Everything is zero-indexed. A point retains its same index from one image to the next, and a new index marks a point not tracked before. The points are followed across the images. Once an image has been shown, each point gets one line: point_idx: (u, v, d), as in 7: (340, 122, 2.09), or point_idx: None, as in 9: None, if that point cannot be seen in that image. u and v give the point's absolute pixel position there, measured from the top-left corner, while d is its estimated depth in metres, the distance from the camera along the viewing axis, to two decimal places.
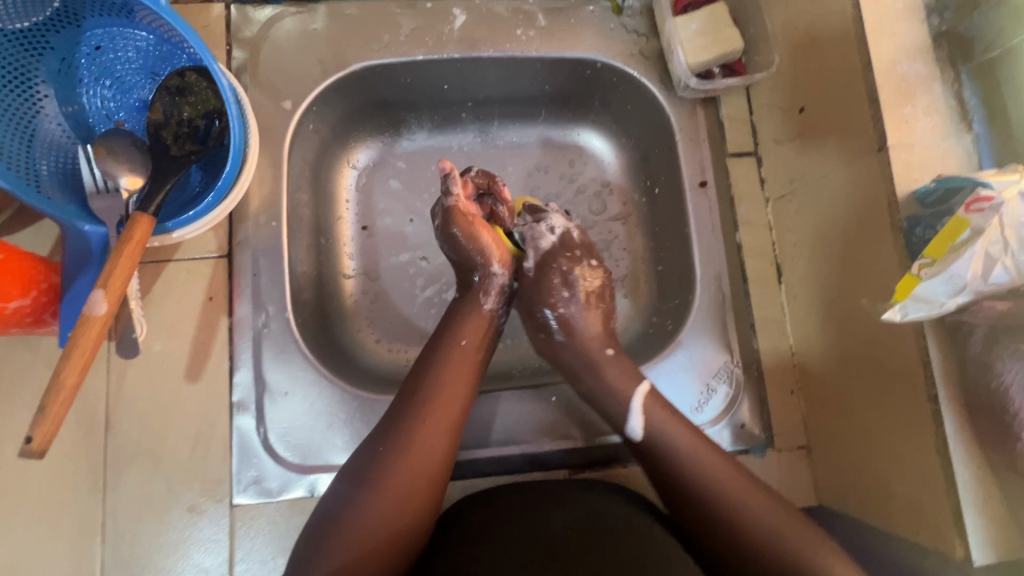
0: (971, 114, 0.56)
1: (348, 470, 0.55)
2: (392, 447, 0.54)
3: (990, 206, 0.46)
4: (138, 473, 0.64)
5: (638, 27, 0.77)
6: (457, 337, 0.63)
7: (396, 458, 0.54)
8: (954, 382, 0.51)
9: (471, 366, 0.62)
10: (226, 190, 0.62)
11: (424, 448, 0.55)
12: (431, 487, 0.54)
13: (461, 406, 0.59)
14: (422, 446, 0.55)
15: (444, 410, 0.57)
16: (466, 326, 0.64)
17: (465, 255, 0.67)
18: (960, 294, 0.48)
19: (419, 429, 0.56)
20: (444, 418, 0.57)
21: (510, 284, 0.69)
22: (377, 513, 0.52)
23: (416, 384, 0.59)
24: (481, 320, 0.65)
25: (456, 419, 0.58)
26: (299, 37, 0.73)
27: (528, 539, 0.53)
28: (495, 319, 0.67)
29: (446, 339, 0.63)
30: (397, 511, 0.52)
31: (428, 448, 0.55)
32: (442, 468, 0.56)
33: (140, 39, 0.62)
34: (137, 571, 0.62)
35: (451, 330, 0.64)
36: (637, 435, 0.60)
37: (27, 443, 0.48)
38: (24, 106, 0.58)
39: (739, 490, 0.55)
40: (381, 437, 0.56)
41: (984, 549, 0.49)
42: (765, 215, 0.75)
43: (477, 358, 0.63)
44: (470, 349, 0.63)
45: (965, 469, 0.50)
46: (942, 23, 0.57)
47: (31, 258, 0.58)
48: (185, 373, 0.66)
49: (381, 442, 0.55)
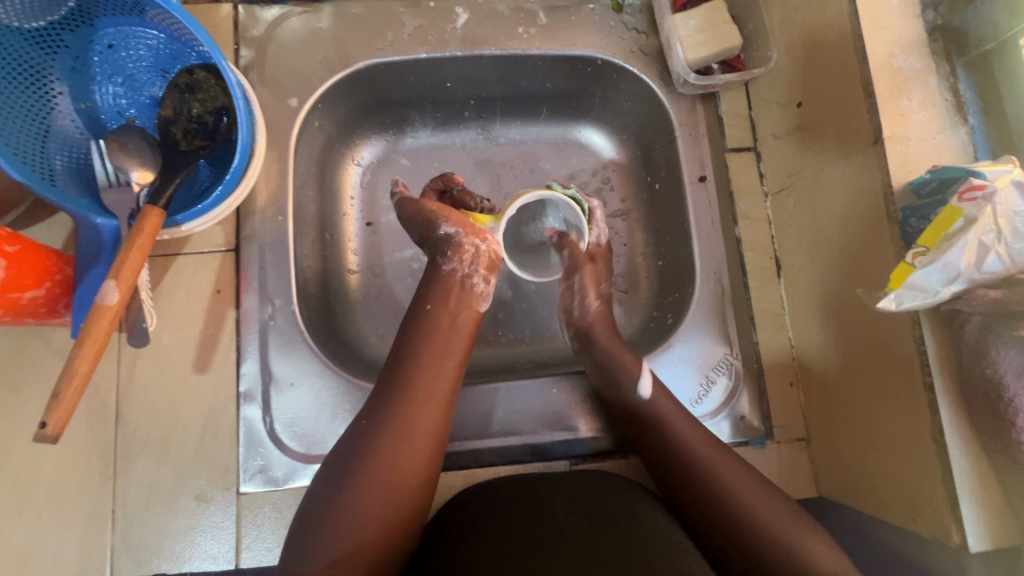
0: (965, 107, 0.57)
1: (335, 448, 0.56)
2: (368, 418, 0.55)
3: (983, 194, 0.47)
4: (148, 461, 0.65)
5: (638, 24, 0.78)
6: (423, 301, 0.63)
7: (375, 428, 0.54)
8: (948, 370, 0.51)
9: (444, 326, 0.61)
10: (233, 184, 0.63)
11: (401, 414, 0.55)
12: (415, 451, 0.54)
13: (435, 366, 0.58)
14: (399, 413, 0.55)
15: (415, 374, 0.57)
16: (435, 290, 0.64)
17: (422, 231, 0.68)
18: (954, 283, 0.48)
19: (392, 397, 0.56)
20: (417, 381, 0.57)
21: (471, 242, 0.65)
22: (366, 482, 0.52)
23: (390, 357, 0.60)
24: (451, 282, 0.64)
25: (431, 380, 0.57)
26: (305, 36, 0.75)
27: (532, 524, 0.54)
28: (465, 279, 0.64)
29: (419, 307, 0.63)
30: (383, 480, 0.52)
31: (403, 411, 0.55)
32: (424, 431, 0.55)
33: (151, 38, 0.64)
34: (146, 557, 0.64)
35: (421, 299, 0.64)
36: (646, 394, 0.64)
37: (41, 428, 0.49)
38: (39, 102, 0.60)
39: (732, 480, 0.57)
40: (361, 412, 0.57)
41: (978, 535, 0.50)
42: (765, 210, 0.76)
43: (447, 320, 0.62)
44: (441, 309, 0.62)
45: (960, 456, 0.51)
46: (937, 17, 0.58)
47: (45, 251, 0.60)
48: (194, 364, 0.67)
49: (361, 418, 0.56)
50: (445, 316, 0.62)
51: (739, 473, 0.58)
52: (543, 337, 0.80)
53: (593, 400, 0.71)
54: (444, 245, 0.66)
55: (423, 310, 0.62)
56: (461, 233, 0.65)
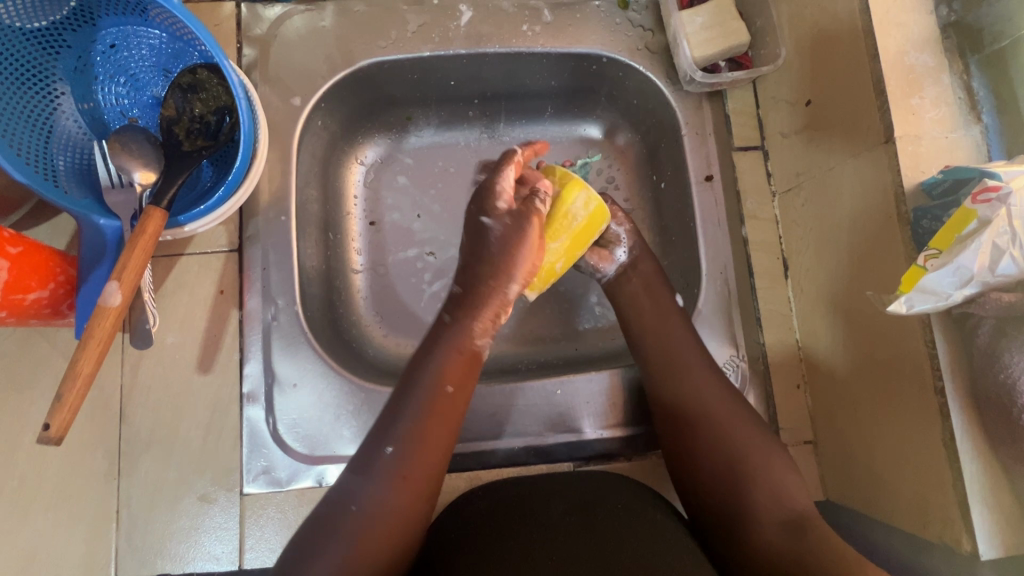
0: (980, 105, 0.55)
1: (320, 532, 0.49)
2: (372, 509, 0.49)
3: (997, 196, 0.46)
4: (151, 462, 0.65)
5: (644, 21, 0.77)
6: (443, 381, 0.55)
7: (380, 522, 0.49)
8: (961, 374, 0.50)
9: (456, 407, 0.55)
10: (236, 184, 0.63)
11: (408, 507, 0.50)
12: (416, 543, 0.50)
13: (442, 454, 0.53)
14: (407, 508, 0.50)
15: (426, 461, 0.51)
16: (451, 366, 0.55)
17: (467, 281, 0.59)
18: (967, 286, 0.47)
19: (400, 487, 0.50)
20: (428, 473, 0.51)
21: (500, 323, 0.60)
22: (367, 574, 0.47)
23: (393, 434, 0.52)
24: (470, 355, 0.57)
25: (440, 467, 0.52)
26: (308, 34, 0.74)
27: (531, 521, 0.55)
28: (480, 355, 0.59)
29: (427, 379, 0.54)
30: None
31: (408, 505, 0.50)
32: (428, 522, 0.52)
33: (153, 37, 0.64)
34: (150, 557, 0.64)
35: (435, 369, 0.55)
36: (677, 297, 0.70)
37: (45, 430, 0.49)
38: (41, 103, 0.60)
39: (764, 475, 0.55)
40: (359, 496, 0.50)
41: (990, 542, 0.49)
42: (772, 209, 0.75)
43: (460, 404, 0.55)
44: (460, 392, 0.55)
45: (972, 463, 0.50)
46: (951, 14, 0.56)
47: (49, 252, 0.60)
48: (197, 365, 0.67)
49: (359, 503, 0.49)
50: (459, 400, 0.55)
51: (775, 468, 0.55)
52: (548, 337, 0.79)
53: (599, 401, 0.70)
54: (477, 310, 0.58)
55: (446, 395, 0.54)
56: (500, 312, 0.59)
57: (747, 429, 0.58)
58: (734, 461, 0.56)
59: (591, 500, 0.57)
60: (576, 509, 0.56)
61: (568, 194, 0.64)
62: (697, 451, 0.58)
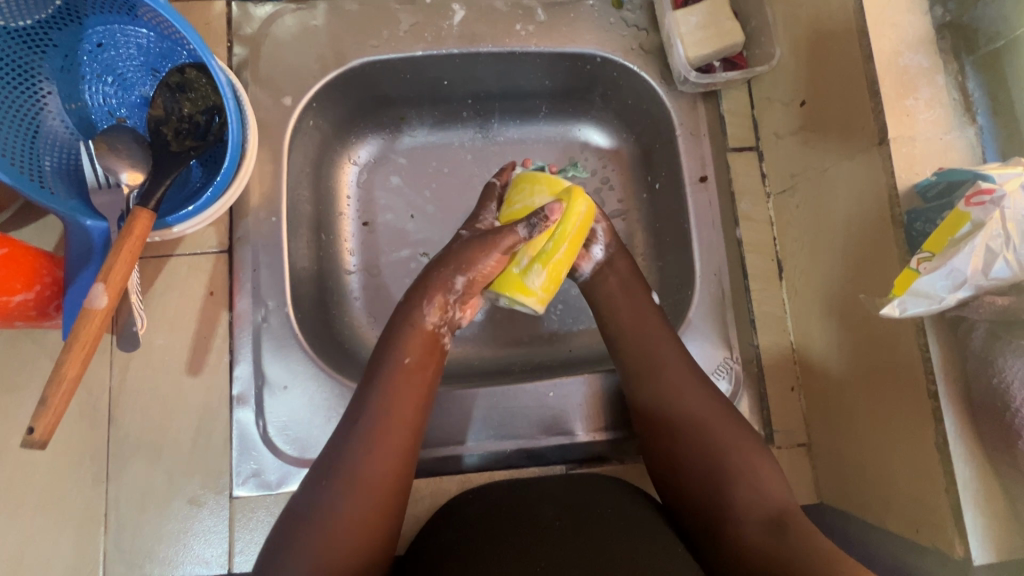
0: (975, 106, 0.55)
1: (299, 502, 0.52)
2: (340, 480, 0.51)
3: (991, 199, 0.45)
4: (140, 465, 0.65)
5: (638, 21, 0.77)
6: (399, 353, 0.60)
7: (344, 491, 0.51)
8: (954, 378, 0.50)
9: (416, 383, 0.58)
10: (225, 185, 0.62)
11: (371, 477, 0.52)
12: (385, 515, 0.52)
13: (405, 428, 0.56)
14: (369, 477, 0.52)
15: (387, 433, 0.54)
16: (408, 344, 0.60)
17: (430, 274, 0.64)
18: (959, 289, 0.47)
19: (363, 456, 0.53)
20: (394, 438, 0.54)
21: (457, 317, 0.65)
22: (341, 544, 0.49)
23: (360, 408, 0.56)
24: (425, 337, 0.61)
25: (405, 442, 0.55)
26: (299, 34, 0.74)
27: (519, 527, 0.54)
28: (438, 339, 0.62)
29: (389, 355, 0.59)
30: (351, 543, 0.50)
31: (378, 466, 0.53)
32: (396, 496, 0.53)
33: (141, 36, 0.63)
34: (138, 561, 0.63)
35: (398, 349, 0.60)
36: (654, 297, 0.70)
37: (29, 433, 0.48)
38: (27, 102, 0.59)
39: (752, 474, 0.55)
40: (326, 469, 0.52)
41: (983, 547, 0.49)
42: (767, 210, 0.75)
43: (422, 378, 0.59)
44: (417, 367, 0.59)
45: (965, 467, 0.49)
46: (946, 14, 0.56)
47: (35, 253, 0.59)
48: (186, 367, 0.67)
49: (327, 475, 0.52)
50: (419, 373, 0.59)
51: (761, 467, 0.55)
52: (541, 339, 0.79)
53: (591, 403, 0.70)
54: (433, 294, 0.63)
55: (403, 365, 0.59)
56: (459, 294, 0.64)
57: (732, 427, 0.58)
58: (722, 464, 0.55)
59: (582, 503, 0.56)
60: (567, 513, 0.55)
61: (574, 205, 0.64)
62: (683, 455, 0.57)
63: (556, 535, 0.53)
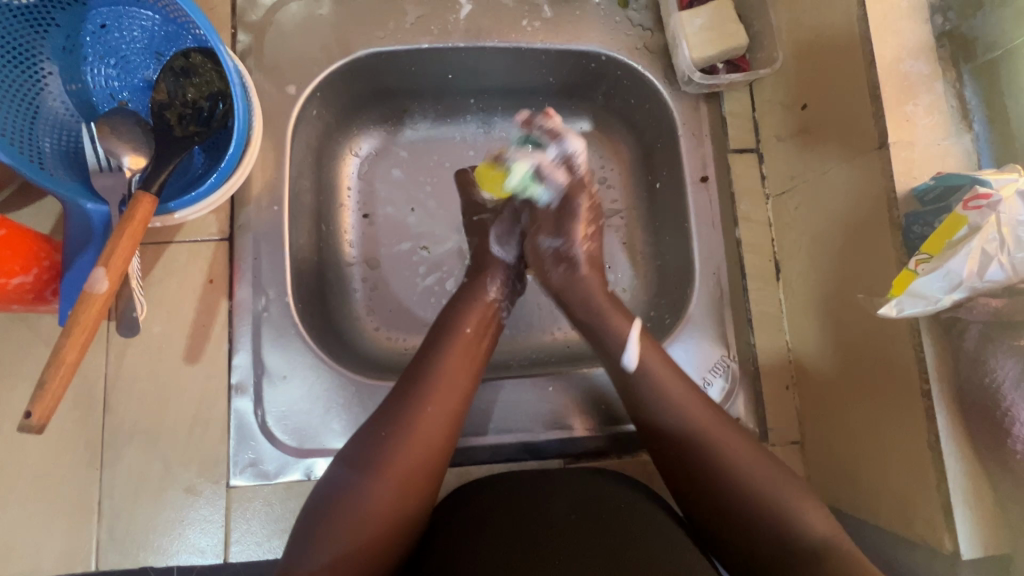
0: (971, 114, 0.56)
1: (353, 446, 0.55)
2: (392, 441, 0.53)
3: (987, 203, 0.47)
4: (136, 452, 0.64)
5: (644, 21, 0.77)
6: (463, 323, 0.62)
7: (400, 439, 0.53)
8: (948, 377, 0.51)
9: (474, 351, 0.61)
10: (229, 171, 0.61)
11: (428, 427, 0.55)
12: (431, 466, 0.54)
13: (461, 391, 0.58)
14: (425, 428, 0.54)
15: (447, 391, 0.57)
16: (470, 311, 0.64)
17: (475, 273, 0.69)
18: (955, 291, 0.48)
19: (419, 411, 0.55)
20: (448, 401, 0.57)
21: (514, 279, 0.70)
22: (387, 500, 0.51)
23: (416, 369, 0.58)
24: (485, 306, 0.65)
25: (457, 403, 0.57)
26: (304, 23, 0.73)
27: (533, 522, 0.54)
28: (495, 311, 0.66)
29: (452, 323, 0.62)
30: (397, 497, 0.52)
31: (431, 430, 0.55)
32: (444, 449, 0.55)
33: (146, 18, 0.63)
34: (132, 549, 0.63)
35: (457, 318, 0.63)
36: (631, 363, 0.61)
37: (26, 417, 0.47)
38: (28, 83, 0.58)
39: None
40: (389, 413, 0.55)
41: (971, 542, 0.50)
42: (766, 212, 0.76)
43: (474, 347, 0.61)
44: (478, 337, 0.62)
45: (956, 464, 0.51)
46: (945, 23, 0.57)
47: (33, 235, 0.58)
48: (184, 355, 0.66)
49: (388, 422, 0.55)
50: (476, 341, 0.62)
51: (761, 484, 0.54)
52: (538, 334, 0.79)
53: (590, 399, 0.70)
54: (494, 270, 0.69)
55: (466, 334, 0.62)
56: (515, 265, 0.70)
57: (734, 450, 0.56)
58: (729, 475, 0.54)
59: (594, 496, 0.56)
60: (577, 508, 0.55)
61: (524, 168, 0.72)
62: None
63: (571, 533, 0.53)
